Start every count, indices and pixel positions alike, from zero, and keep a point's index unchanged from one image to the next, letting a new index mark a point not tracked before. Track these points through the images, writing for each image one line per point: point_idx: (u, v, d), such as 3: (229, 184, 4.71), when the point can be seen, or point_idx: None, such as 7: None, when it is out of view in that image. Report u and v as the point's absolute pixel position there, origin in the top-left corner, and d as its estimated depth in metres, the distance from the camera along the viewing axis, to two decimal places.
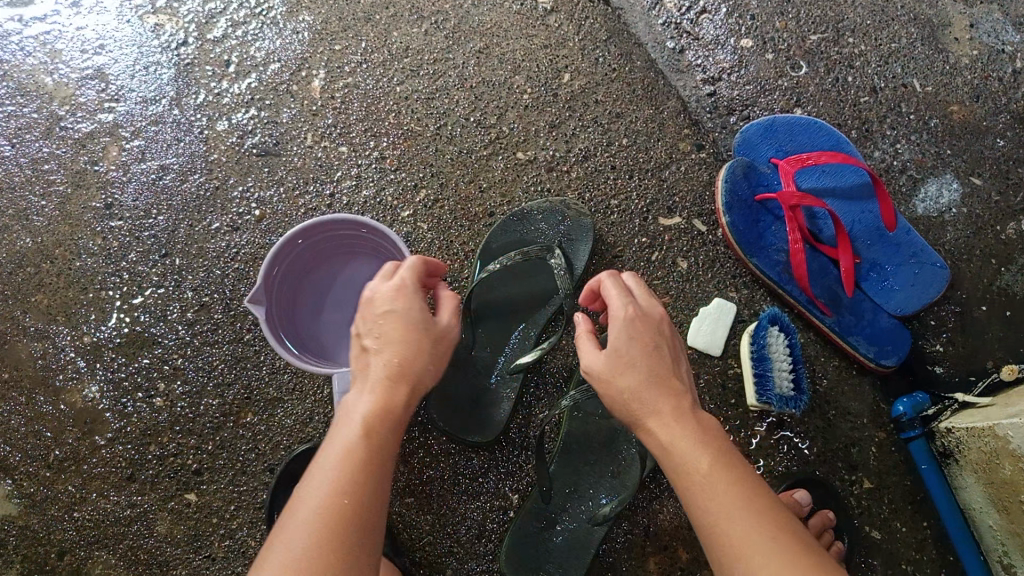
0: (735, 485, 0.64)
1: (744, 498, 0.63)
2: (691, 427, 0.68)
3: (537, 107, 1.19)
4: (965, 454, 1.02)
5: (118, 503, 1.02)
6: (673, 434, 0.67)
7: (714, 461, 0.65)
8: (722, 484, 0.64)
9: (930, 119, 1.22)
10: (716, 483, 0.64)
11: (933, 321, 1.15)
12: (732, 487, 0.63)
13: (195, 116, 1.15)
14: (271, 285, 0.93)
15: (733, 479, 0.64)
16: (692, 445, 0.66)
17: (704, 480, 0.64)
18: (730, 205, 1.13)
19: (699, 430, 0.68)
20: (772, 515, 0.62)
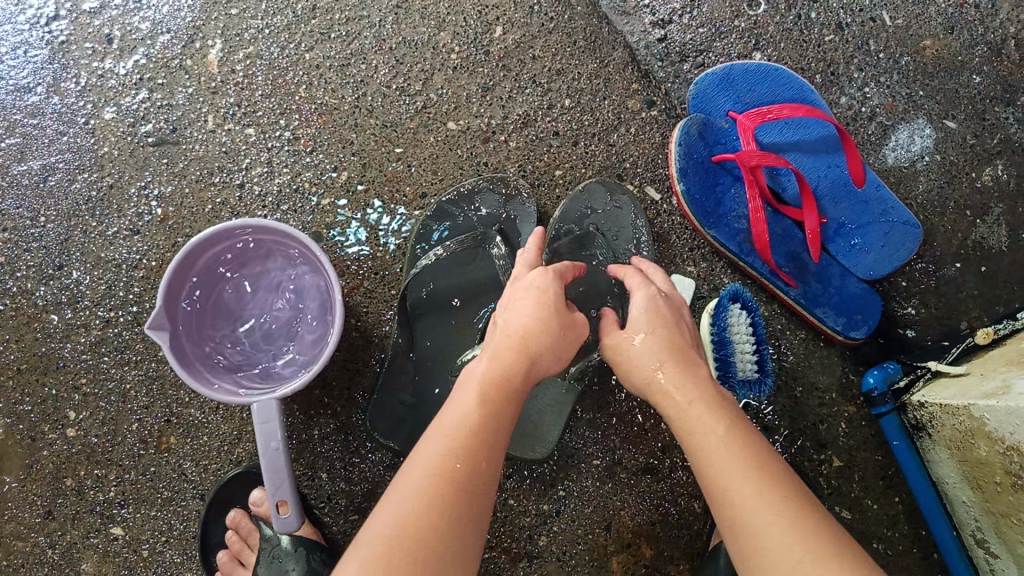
0: (746, 447, 0.64)
1: (758, 476, 0.61)
2: (714, 396, 0.68)
3: (467, 68, 1.05)
4: (938, 429, 0.96)
5: (38, 544, 0.94)
6: (715, 445, 0.64)
7: (749, 460, 0.62)
8: (738, 459, 0.62)
9: (902, 57, 1.11)
10: (734, 468, 0.62)
11: (904, 282, 1.08)
12: (756, 473, 0.61)
13: (78, 104, 1.00)
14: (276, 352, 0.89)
15: (748, 450, 0.63)
16: (719, 453, 0.63)
17: (719, 456, 0.63)
18: (685, 170, 1.03)
19: (713, 406, 0.67)
20: (781, 483, 0.60)
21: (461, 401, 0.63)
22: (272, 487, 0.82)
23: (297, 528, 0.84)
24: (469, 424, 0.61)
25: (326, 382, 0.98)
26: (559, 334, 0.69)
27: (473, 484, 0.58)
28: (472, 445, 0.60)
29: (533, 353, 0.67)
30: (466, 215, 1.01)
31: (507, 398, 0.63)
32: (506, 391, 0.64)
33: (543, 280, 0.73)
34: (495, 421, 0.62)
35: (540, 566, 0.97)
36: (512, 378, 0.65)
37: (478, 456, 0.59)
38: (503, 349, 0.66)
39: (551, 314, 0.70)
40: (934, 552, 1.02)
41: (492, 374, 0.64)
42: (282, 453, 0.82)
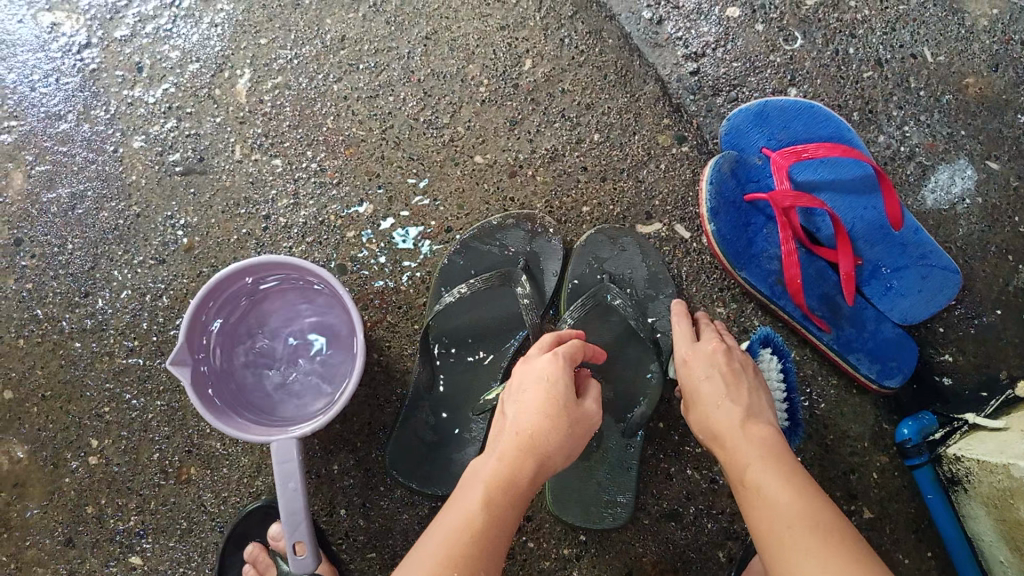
0: (786, 478, 0.65)
1: (793, 503, 0.62)
2: (757, 431, 0.71)
3: (495, 100, 1.04)
4: (975, 485, 0.92)
5: (57, 572, 0.94)
6: (755, 476, 0.66)
7: (786, 490, 0.63)
8: (775, 487, 0.64)
9: (943, 95, 1.08)
10: (773, 499, 0.63)
11: (941, 328, 1.04)
12: (791, 502, 0.62)
13: (108, 132, 1.01)
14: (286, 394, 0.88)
15: (786, 480, 0.65)
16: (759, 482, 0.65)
17: (759, 486, 0.65)
18: (716, 209, 1.00)
19: (757, 439, 0.70)
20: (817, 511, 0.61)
21: (483, 468, 0.66)
22: (288, 528, 0.81)
23: (309, 572, 0.83)
24: (488, 492, 0.64)
25: (346, 416, 0.98)
26: (569, 438, 0.68)
27: (491, 544, 0.61)
28: (492, 511, 0.63)
29: (541, 450, 0.66)
30: (486, 250, 0.99)
31: (515, 484, 0.64)
32: (510, 487, 0.64)
33: (554, 370, 0.70)
34: (514, 487, 0.64)
35: None
36: (524, 476, 0.65)
37: (490, 537, 0.61)
38: (512, 447, 0.66)
39: (560, 411, 0.68)
40: None
41: (500, 474, 0.65)
42: (300, 493, 0.81)
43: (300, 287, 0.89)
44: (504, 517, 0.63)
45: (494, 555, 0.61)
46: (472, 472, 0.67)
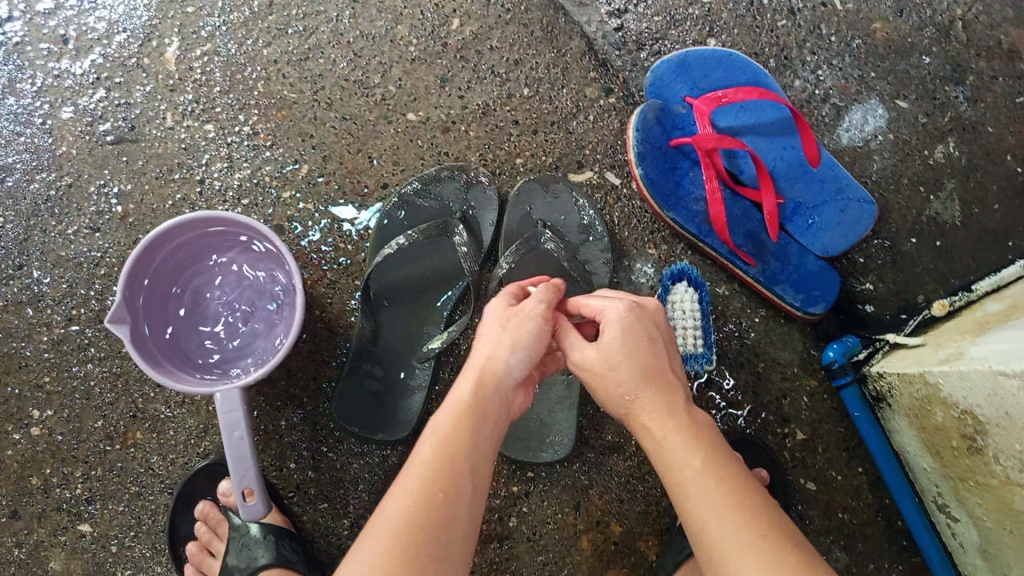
0: (725, 484, 0.59)
1: (734, 529, 0.56)
2: (685, 434, 0.63)
3: (425, 60, 1.07)
4: (897, 398, 0.97)
5: (5, 544, 0.94)
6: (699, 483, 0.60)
7: (723, 510, 0.57)
8: (713, 510, 0.57)
9: (852, 40, 1.13)
10: (711, 524, 0.57)
11: (861, 259, 1.10)
12: (734, 528, 0.56)
13: (35, 105, 1.01)
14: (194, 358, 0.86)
15: (728, 487, 0.59)
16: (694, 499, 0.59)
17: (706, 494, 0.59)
18: (643, 153, 1.04)
19: (687, 443, 0.62)
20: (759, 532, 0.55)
21: (436, 418, 0.63)
22: (237, 476, 0.82)
23: (262, 518, 0.83)
24: (442, 438, 0.60)
25: (291, 372, 0.99)
26: (517, 334, 0.68)
27: (457, 486, 0.58)
28: (449, 456, 0.59)
29: (492, 368, 0.66)
30: (423, 203, 1.01)
31: (476, 407, 0.63)
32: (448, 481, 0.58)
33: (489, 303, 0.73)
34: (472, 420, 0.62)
35: (510, 547, 0.98)
36: (488, 397, 0.64)
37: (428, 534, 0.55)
38: (466, 384, 0.64)
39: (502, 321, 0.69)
40: (898, 521, 1.03)
41: (429, 479, 0.57)
42: (247, 441, 0.81)
43: (202, 256, 0.90)
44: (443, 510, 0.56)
45: (461, 496, 0.58)
46: (413, 452, 0.61)
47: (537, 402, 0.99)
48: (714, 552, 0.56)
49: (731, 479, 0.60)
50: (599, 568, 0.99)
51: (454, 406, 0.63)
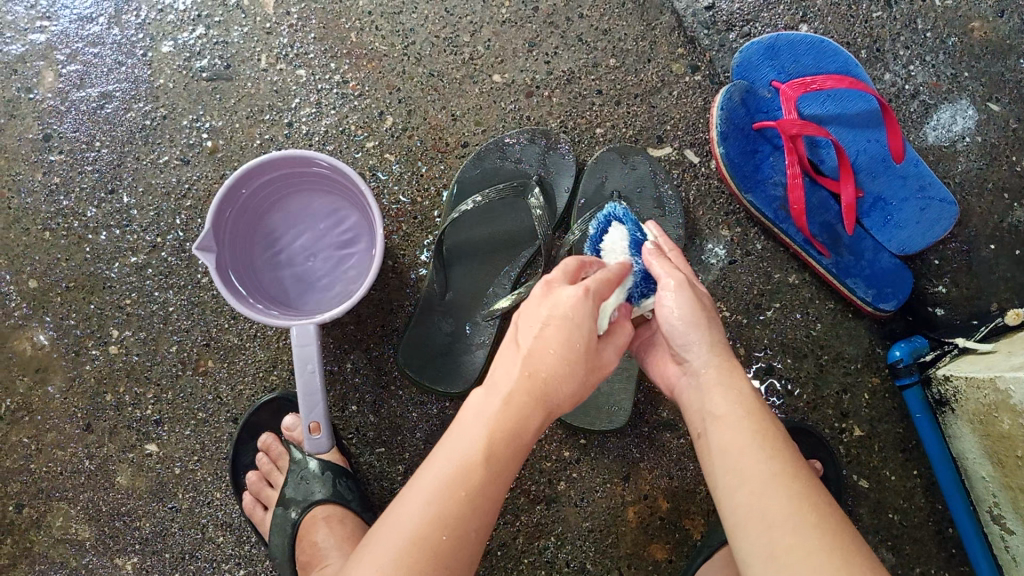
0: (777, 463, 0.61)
1: (790, 498, 0.58)
2: (751, 398, 0.66)
3: (515, 22, 1.07)
4: (962, 403, 0.96)
5: (76, 455, 0.98)
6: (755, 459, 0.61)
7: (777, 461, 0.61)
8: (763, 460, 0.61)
9: (949, 38, 1.10)
10: (764, 487, 0.59)
11: (936, 260, 1.08)
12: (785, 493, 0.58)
13: (137, 36, 1.04)
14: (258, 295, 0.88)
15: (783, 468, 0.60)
16: (747, 460, 0.61)
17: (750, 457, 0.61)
18: (725, 134, 1.03)
19: (743, 406, 0.65)
20: (819, 506, 0.58)
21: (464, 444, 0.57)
22: (306, 409, 0.85)
23: (326, 451, 0.88)
24: (468, 475, 0.56)
25: (360, 318, 1.01)
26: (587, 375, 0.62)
27: (460, 553, 0.56)
28: (479, 485, 0.56)
29: (556, 402, 0.60)
30: (501, 164, 1.02)
31: (515, 453, 0.58)
32: (473, 499, 0.56)
33: (582, 317, 0.60)
34: (501, 456, 0.57)
35: (557, 511, 0.99)
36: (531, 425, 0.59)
37: (441, 557, 0.55)
38: (520, 406, 0.58)
39: (578, 356, 0.60)
40: (949, 528, 1.02)
41: (462, 486, 0.56)
42: (318, 376, 0.84)
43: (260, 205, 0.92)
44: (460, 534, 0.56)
45: (480, 525, 0.57)
46: (433, 464, 0.58)
47: None
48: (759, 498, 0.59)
49: (789, 447, 0.63)
50: (642, 540, 1.00)
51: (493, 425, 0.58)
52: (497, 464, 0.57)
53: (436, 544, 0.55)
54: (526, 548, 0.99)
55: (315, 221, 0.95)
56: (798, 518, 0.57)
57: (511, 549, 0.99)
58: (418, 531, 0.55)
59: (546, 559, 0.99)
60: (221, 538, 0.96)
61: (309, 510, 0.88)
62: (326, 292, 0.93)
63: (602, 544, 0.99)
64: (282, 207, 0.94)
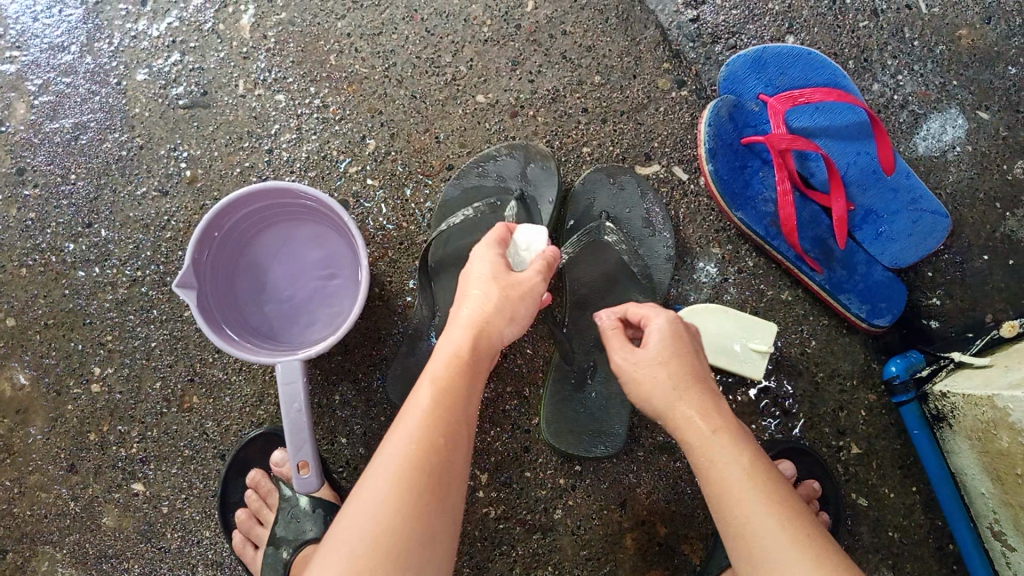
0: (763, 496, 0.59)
1: (781, 532, 0.57)
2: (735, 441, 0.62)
3: (497, 41, 1.05)
4: (960, 419, 0.95)
5: (60, 497, 0.96)
6: (742, 495, 0.59)
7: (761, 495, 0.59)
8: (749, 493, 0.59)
9: (937, 46, 1.09)
10: (751, 525, 0.58)
11: (930, 272, 1.07)
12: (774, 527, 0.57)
13: (110, 64, 1.01)
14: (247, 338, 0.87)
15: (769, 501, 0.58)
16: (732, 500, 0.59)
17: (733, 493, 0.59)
18: (714, 150, 1.02)
19: (724, 449, 0.62)
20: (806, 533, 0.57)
21: (417, 399, 0.61)
22: (293, 449, 0.83)
23: (316, 490, 0.86)
24: (434, 401, 0.61)
25: (348, 348, 0.99)
26: (514, 306, 0.67)
27: (452, 469, 0.59)
28: (448, 407, 0.61)
29: (491, 333, 0.66)
30: (482, 183, 1.00)
31: (470, 372, 0.64)
32: (446, 422, 0.60)
33: (485, 259, 0.71)
34: (457, 385, 0.62)
35: (554, 539, 0.98)
36: (478, 349, 0.65)
37: (435, 477, 0.58)
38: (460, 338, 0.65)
39: (499, 284, 0.68)
40: (949, 544, 1.01)
41: (434, 411, 0.60)
42: (305, 415, 0.82)
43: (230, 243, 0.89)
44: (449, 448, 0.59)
45: (461, 447, 0.60)
46: (405, 407, 0.61)
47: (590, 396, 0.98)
48: (748, 535, 0.58)
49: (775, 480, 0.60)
50: (641, 566, 0.98)
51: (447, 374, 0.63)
52: (463, 374, 0.63)
53: (432, 466, 0.58)
54: None
55: (290, 245, 0.93)
56: (788, 551, 0.56)
57: None
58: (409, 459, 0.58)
59: None
60: None
61: (301, 550, 0.86)
62: (335, 259, 0.93)
63: (601, 572, 0.98)
64: (245, 238, 0.91)
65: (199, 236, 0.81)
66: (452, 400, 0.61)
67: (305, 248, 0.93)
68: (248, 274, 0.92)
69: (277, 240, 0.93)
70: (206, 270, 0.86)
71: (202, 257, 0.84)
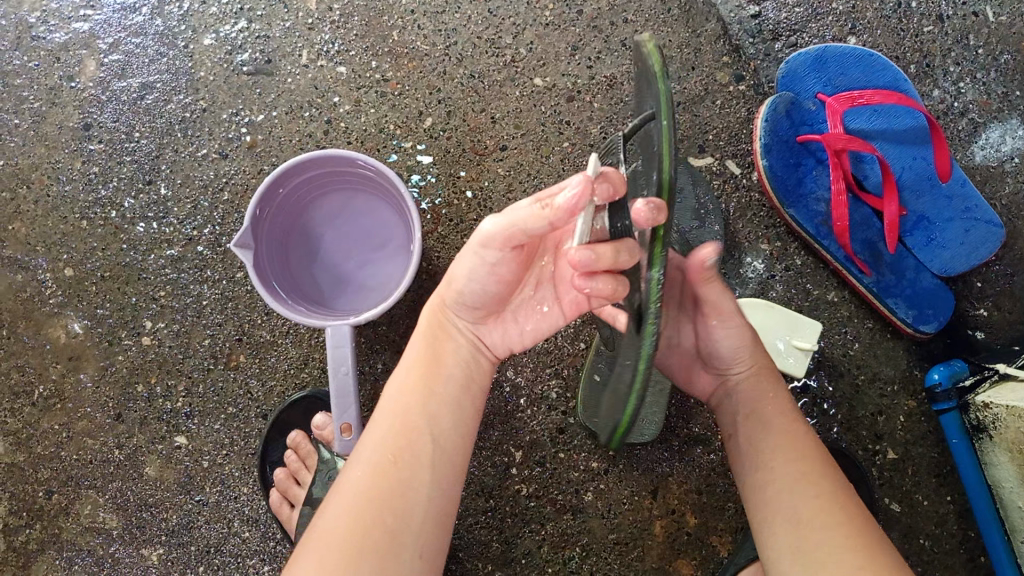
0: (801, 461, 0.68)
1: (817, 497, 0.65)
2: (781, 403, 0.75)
3: (558, 25, 1.05)
4: (1001, 431, 0.94)
5: (106, 444, 0.99)
6: (786, 461, 0.69)
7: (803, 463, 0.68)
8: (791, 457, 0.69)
9: (1002, 55, 1.07)
10: (792, 485, 0.66)
11: (979, 283, 1.06)
12: (813, 492, 0.65)
13: (180, 27, 1.03)
14: (298, 300, 0.89)
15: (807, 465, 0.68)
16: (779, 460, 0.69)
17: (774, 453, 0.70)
18: (769, 146, 1.02)
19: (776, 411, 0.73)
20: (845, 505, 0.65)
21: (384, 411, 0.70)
22: (337, 411, 0.85)
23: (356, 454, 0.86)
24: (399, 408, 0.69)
25: (392, 319, 1.00)
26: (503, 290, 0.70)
27: (416, 468, 0.65)
28: (408, 416, 0.68)
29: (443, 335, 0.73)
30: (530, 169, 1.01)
31: (427, 376, 0.71)
32: (408, 432, 0.67)
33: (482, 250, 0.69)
34: (421, 395, 0.70)
35: (583, 521, 0.99)
36: (438, 351, 0.72)
37: (396, 479, 0.65)
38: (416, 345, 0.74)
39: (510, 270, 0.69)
40: (981, 557, 1.00)
41: (398, 420, 0.68)
42: (352, 377, 0.84)
43: (288, 208, 0.91)
44: (406, 454, 0.66)
45: (422, 450, 0.66)
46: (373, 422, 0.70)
47: None
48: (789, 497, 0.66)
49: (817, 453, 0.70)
50: (668, 555, 0.98)
51: (415, 373, 0.72)
52: (410, 386, 0.70)
53: (394, 468, 0.65)
54: (551, 556, 0.98)
55: (345, 213, 0.95)
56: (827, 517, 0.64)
57: (535, 557, 0.98)
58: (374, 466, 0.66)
59: (570, 569, 0.98)
60: (247, 534, 0.96)
61: None
62: (371, 209, 0.95)
63: (627, 558, 0.98)
64: (283, 234, 0.92)
65: (259, 196, 0.83)
66: (414, 406, 0.69)
67: (358, 218, 0.95)
68: (302, 239, 0.93)
69: (332, 207, 0.94)
70: (264, 231, 0.88)
71: (261, 217, 0.86)
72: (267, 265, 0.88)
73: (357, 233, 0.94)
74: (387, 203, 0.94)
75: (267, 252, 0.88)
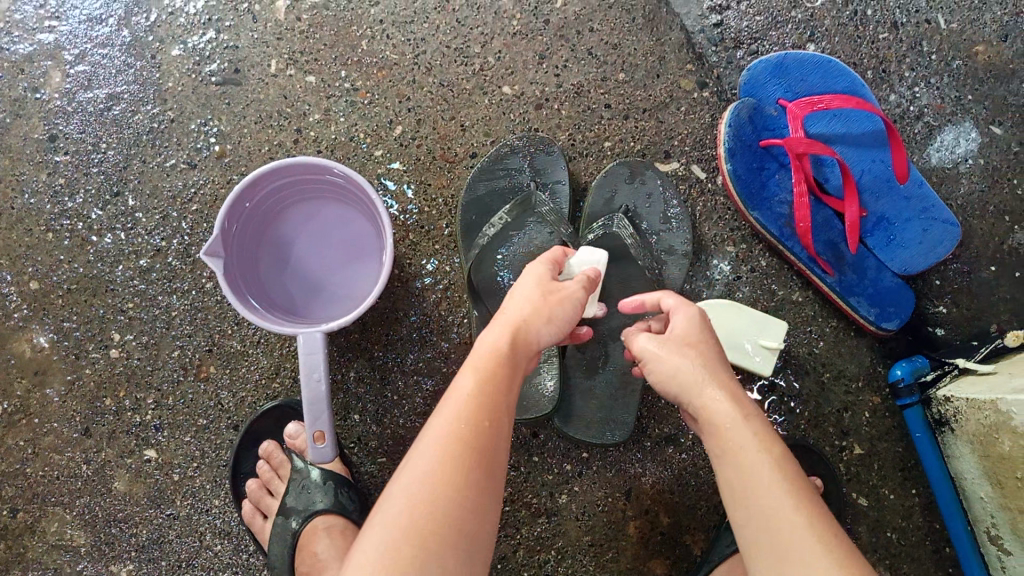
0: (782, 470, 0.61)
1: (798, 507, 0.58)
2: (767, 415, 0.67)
3: (525, 34, 1.07)
4: (961, 424, 0.96)
5: (73, 460, 0.97)
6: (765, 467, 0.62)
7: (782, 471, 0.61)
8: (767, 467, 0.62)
9: (954, 60, 1.11)
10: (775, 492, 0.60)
11: (937, 281, 1.09)
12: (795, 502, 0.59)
13: (146, 37, 1.03)
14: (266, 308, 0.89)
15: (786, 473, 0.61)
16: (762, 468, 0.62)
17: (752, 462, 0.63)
18: (733, 150, 1.04)
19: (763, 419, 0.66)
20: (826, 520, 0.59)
21: (457, 393, 0.61)
22: (310, 419, 0.84)
23: (332, 460, 0.86)
24: (480, 396, 0.61)
25: (364, 327, 1.01)
26: (552, 307, 0.69)
27: (490, 475, 0.59)
28: (492, 407, 0.61)
29: (530, 332, 0.67)
30: (494, 182, 1.02)
31: (509, 368, 0.63)
32: (490, 428, 0.60)
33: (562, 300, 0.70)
34: (500, 384, 0.62)
35: (558, 523, 0.99)
36: (520, 352, 0.65)
37: (470, 484, 0.57)
38: (501, 333, 0.65)
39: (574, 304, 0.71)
40: (946, 548, 1.02)
41: (484, 407, 0.60)
42: (324, 385, 0.82)
43: (259, 215, 0.91)
44: (483, 450, 0.59)
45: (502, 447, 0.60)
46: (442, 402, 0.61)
47: (599, 383, 0.99)
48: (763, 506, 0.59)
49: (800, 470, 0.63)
50: (642, 555, 0.99)
51: (493, 361, 0.63)
52: (494, 371, 0.62)
53: (471, 466, 0.58)
54: (527, 560, 0.99)
55: (317, 222, 0.95)
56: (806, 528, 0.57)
57: (511, 562, 0.99)
58: (444, 459, 0.58)
59: (546, 572, 0.99)
60: (219, 547, 0.95)
61: (311, 520, 0.86)
62: (343, 217, 0.95)
63: (602, 559, 0.99)
64: (253, 237, 0.92)
65: (227, 205, 0.82)
66: (497, 393, 0.62)
67: (330, 227, 0.95)
68: (274, 247, 0.93)
69: (304, 216, 0.95)
70: (235, 237, 0.87)
71: (231, 223, 0.86)
72: (236, 272, 0.87)
73: (327, 242, 0.95)
74: (358, 210, 0.94)
75: (236, 258, 0.88)
